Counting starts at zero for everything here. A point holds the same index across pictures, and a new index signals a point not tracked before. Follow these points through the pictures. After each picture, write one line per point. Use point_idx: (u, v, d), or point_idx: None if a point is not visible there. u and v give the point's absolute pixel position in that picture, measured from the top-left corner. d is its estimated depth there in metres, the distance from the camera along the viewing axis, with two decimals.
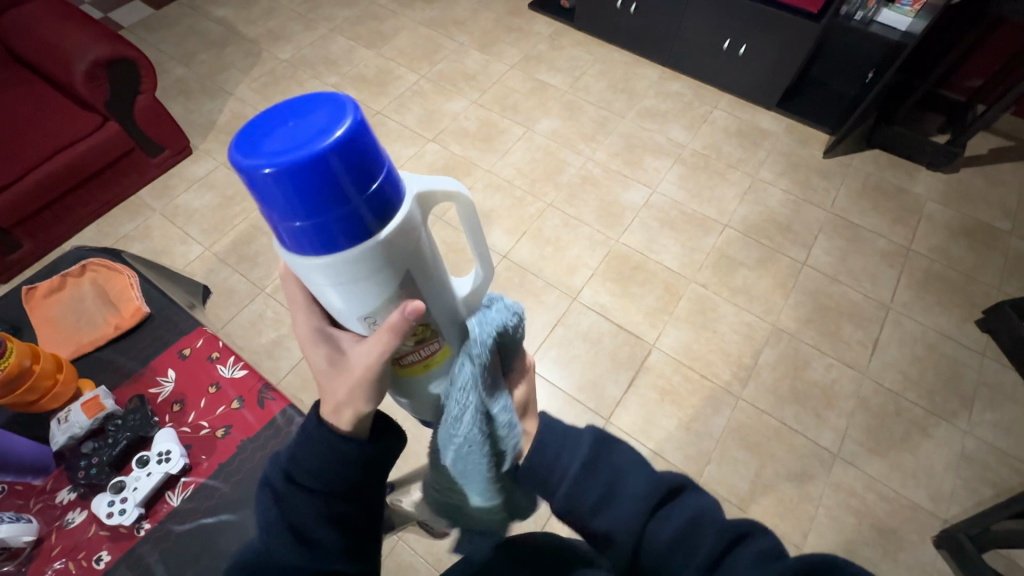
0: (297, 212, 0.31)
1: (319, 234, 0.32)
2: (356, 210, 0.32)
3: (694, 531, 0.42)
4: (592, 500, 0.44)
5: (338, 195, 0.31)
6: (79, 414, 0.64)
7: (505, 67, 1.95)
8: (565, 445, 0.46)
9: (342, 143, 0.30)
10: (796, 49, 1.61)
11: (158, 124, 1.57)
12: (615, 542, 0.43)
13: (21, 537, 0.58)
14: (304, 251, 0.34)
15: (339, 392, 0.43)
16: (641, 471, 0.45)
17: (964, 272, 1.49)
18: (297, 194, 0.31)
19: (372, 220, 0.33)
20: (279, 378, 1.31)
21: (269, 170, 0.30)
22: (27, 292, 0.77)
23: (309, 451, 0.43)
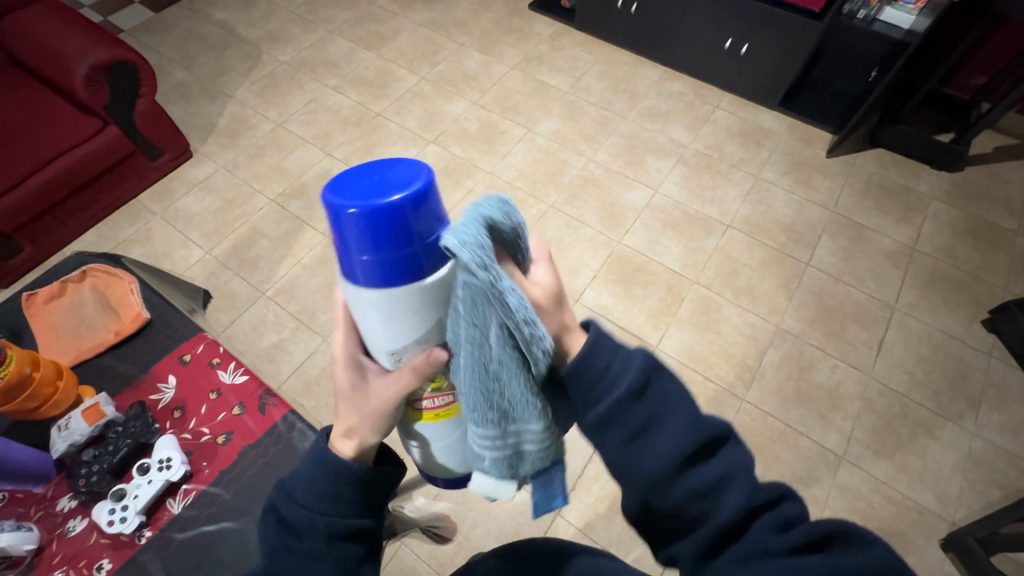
0: (366, 247, 0.33)
1: (383, 271, 0.34)
2: (417, 253, 0.33)
3: (725, 484, 0.41)
4: (626, 431, 0.43)
5: (406, 238, 0.33)
6: (79, 422, 0.64)
7: (505, 68, 1.95)
8: (615, 363, 0.43)
9: (416, 199, 0.32)
10: (798, 48, 1.60)
11: (159, 128, 1.57)
12: (641, 474, 0.42)
13: (21, 546, 0.58)
14: (362, 284, 0.35)
15: (355, 421, 0.44)
16: (685, 411, 0.43)
17: (969, 272, 1.48)
18: (373, 233, 0.32)
19: (428, 266, 0.34)
20: (280, 382, 1.30)
21: (354, 210, 0.31)
22: (27, 298, 0.76)
23: (311, 474, 0.44)
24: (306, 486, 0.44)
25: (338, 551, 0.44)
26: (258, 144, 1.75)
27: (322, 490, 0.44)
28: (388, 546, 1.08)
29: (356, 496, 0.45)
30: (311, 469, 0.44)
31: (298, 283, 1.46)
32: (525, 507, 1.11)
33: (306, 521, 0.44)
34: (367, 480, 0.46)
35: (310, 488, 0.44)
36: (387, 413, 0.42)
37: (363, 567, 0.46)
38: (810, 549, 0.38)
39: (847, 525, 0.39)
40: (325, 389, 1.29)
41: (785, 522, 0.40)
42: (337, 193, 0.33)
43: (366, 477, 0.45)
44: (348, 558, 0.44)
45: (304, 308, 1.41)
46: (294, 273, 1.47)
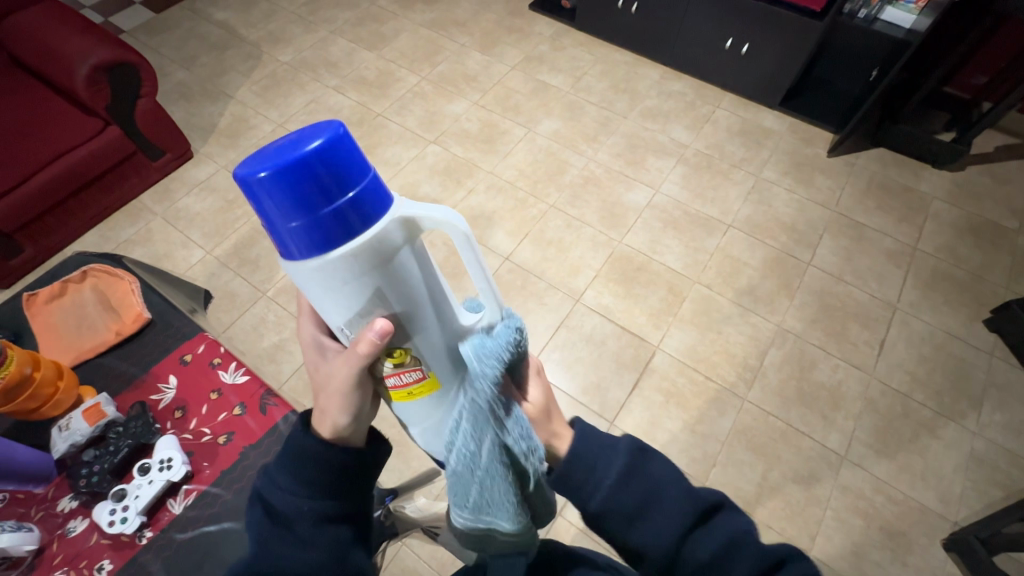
0: (289, 214, 0.33)
1: (311, 234, 0.34)
2: (341, 209, 0.33)
3: (728, 553, 0.43)
4: (627, 516, 0.44)
5: (327, 194, 0.33)
6: (80, 422, 0.63)
7: (506, 68, 1.95)
8: (602, 453, 0.45)
9: (323, 152, 0.32)
10: (799, 47, 1.60)
11: (159, 128, 1.57)
12: (649, 556, 0.44)
13: (22, 546, 0.58)
14: (296, 255, 0.35)
15: (324, 401, 0.44)
16: (674, 485, 0.45)
17: (971, 271, 1.47)
18: (292, 196, 0.32)
19: (358, 221, 0.34)
20: (281, 383, 1.30)
21: (265, 173, 0.32)
22: (28, 298, 0.76)
23: (297, 462, 0.44)
24: (294, 475, 0.44)
25: (328, 535, 0.44)
26: (259, 144, 1.75)
27: (309, 476, 0.44)
28: (389, 547, 1.08)
29: (343, 480, 0.46)
30: (296, 457, 0.44)
31: (299, 283, 1.46)
32: None
33: (295, 509, 0.44)
34: (351, 463, 0.46)
35: (296, 476, 0.44)
36: (350, 386, 0.42)
37: (355, 551, 0.46)
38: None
39: None
40: None
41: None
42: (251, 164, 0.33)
43: (351, 461, 0.46)
44: (341, 543, 0.45)
45: None
46: None
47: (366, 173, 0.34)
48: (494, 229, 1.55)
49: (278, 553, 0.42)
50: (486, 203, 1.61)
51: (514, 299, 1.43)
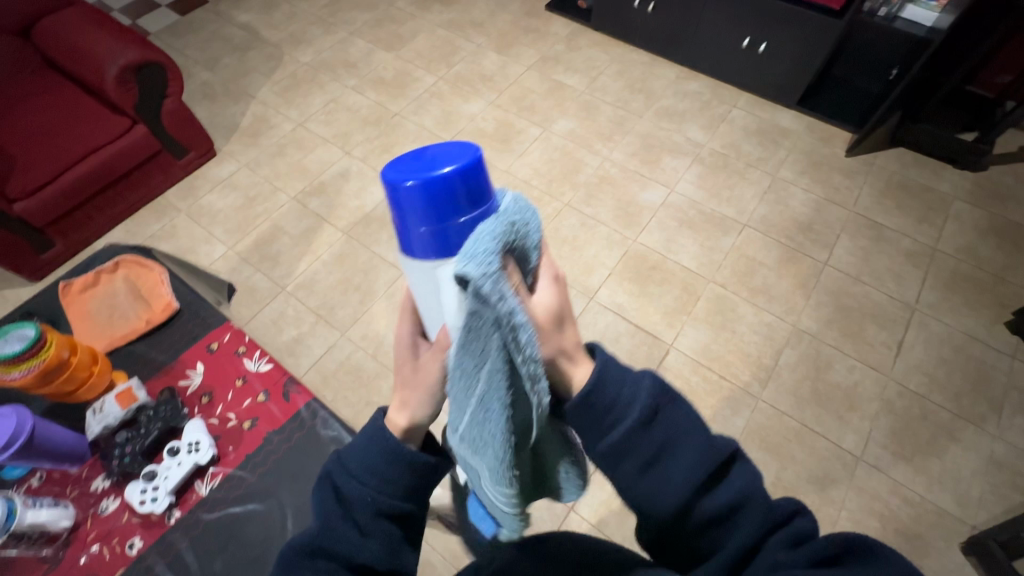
0: (422, 220, 0.37)
1: (436, 241, 0.37)
2: (463, 223, 0.37)
3: (739, 506, 0.43)
4: (642, 459, 0.43)
5: (453, 210, 0.36)
6: (114, 405, 0.66)
7: (523, 68, 1.96)
8: (621, 396, 0.43)
9: (459, 174, 0.36)
10: (817, 46, 1.59)
11: (185, 127, 1.61)
12: (658, 506, 0.43)
13: (58, 522, 0.61)
14: (417, 256, 0.38)
15: (403, 393, 0.45)
16: (694, 436, 0.44)
17: (993, 272, 1.45)
18: (430, 207, 0.36)
19: (471, 238, 0.37)
20: (300, 375, 1.33)
21: (411, 183, 0.36)
22: (65, 286, 0.80)
23: (372, 453, 0.45)
24: (369, 464, 0.45)
25: (385, 529, 0.46)
26: (279, 143, 1.79)
27: (383, 468, 0.45)
28: None
29: (414, 482, 0.47)
30: (372, 442, 0.46)
31: (317, 279, 1.48)
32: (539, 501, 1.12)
33: (359, 494, 0.45)
34: (420, 464, 0.47)
35: (373, 467, 0.45)
36: (436, 377, 0.44)
37: (403, 550, 0.47)
38: (833, 563, 0.40)
39: (858, 541, 0.40)
40: (344, 382, 1.32)
41: (799, 538, 0.42)
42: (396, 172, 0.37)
43: (424, 465, 0.47)
44: (392, 539, 0.46)
45: (322, 304, 1.44)
46: (313, 269, 1.50)
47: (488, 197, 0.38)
48: None
49: (338, 532, 0.44)
50: None
51: None
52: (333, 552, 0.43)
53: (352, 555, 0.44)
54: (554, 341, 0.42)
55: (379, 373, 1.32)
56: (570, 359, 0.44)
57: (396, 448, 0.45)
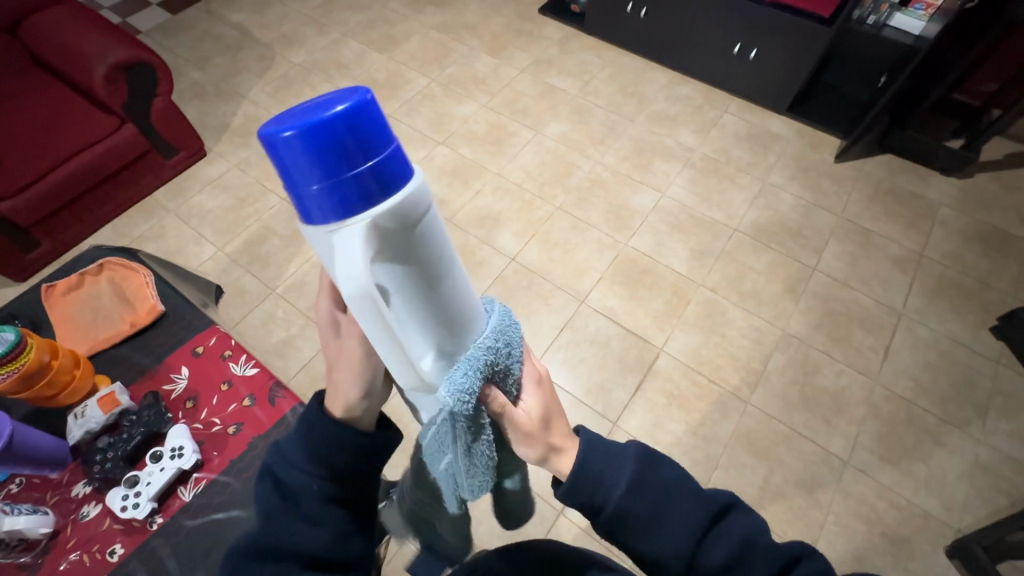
0: (312, 175, 0.29)
1: (332, 200, 0.29)
2: (362, 176, 0.29)
3: (743, 553, 0.43)
4: (642, 523, 0.44)
5: (347, 161, 0.29)
6: (96, 409, 0.65)
7: (515, 71, 1.96)
8: (610, 463, 0.45)
9: (351, 117, 0.28)
10: (807, 53, 1.60)
11: (174, 126, 1.60)
12: (667, 566, 0.44)
13: (38, 529, 0.60)
14: (314, 220, 0.31)
15: (336, 375, 0.45)
16: (688, 491, 0.45)
17: (978, 278, 1.47)
18: (316, 161, 0.28)
19: (376, 191, 0.30)
20: (289, 378, 1.32)
21: (291, 134, 0.28)
22: (47, 289, 0.79)
23: (310, 442, 0.45)
24: (310, 454, 0.45)
25: (334, 516, 0.46)
26: None
27: (326, 456, 0.45)
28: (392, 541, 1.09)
29: (356, 464, 0.47)
30: (309, 431, 0.45)
31: (307, 280, 1.48)
32: (528, 505, 1.12)
33: (301, 484, 0.45)
34: (363, 445, 0.47)
35: (313, 456, 0.45)
36: (364, 355, 0.43)
37: (354, 536, 0.47)
38: None
39: None
40: None
41: None
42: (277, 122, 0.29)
43: (367, 444, 0.47)
44: (341, 525, 0.46)
45: (313, 306, 1.43)
46: (304, 271, 1.49)
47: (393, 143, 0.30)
48: (501, 230, 1.57)
49: (285, 530, 0.43)
50: (494, 204, 1.63)
51: (519, 299, 1.44)
52: (282, 551, 0.43)
53: (301, 549, 0.43)
54: (540, 444, 0.46)
55: None
56: (558, 450, 0.47)
57: (336, 433, 0.45)
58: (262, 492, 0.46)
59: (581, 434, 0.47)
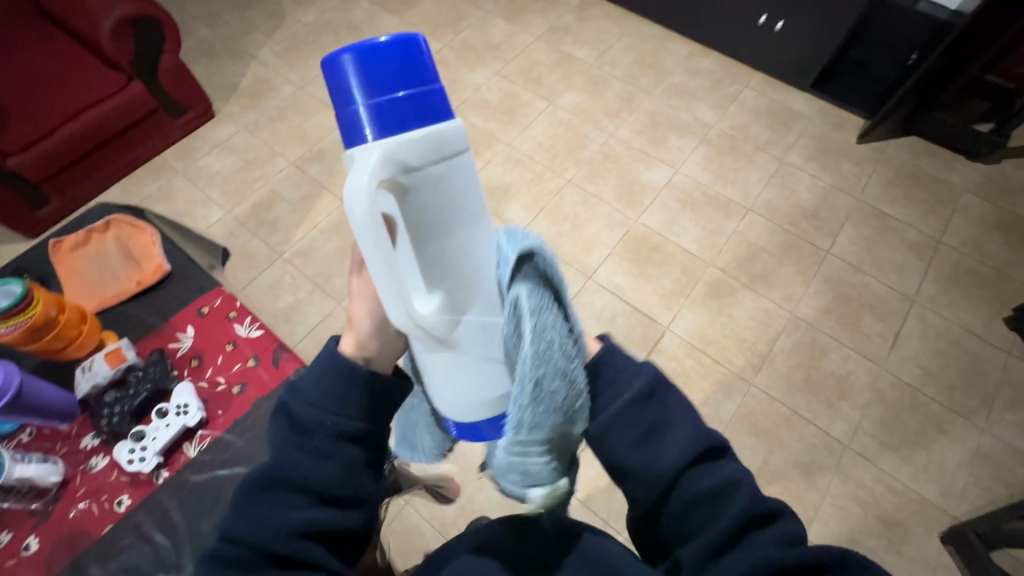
0: (355, 95, 0.34)
1: (366, 121, 0.34)
2: (399, 101, 0.34)
3: (729, 490, 0.43)
4: (637, 429, 0.45)
5: (382, 87, 0.34)
6: (102, 364, 0.67)
7: (531, 38, 1.90)
8: (621, 376, 0.46)
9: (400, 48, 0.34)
10: (836, 26, 1.53)
11: (182, 85, 1.57)
12: (644, 476, 0.44)
13: (48, 477, 0.61)
14: (348, 142, 0.35)
15: (355, 313, 0.46)
16: (688, 423, 0.46)
17: (996, 267, 1.43)
18: (364, 79, 0.34)
19: (411, 118, 0.34)
20: (294, 343, 1.33)
21: (346, 56, 0.34)
22: (54, 245, 0.79)
23: (325, 376, 0.45)
24: (324, 389, 0.44)
25: (345, 452, 0.44)
26: (279, 106, 1.75)
27: (335, 391, 0.44)
28: (394, 504, 1.12)
29: (368, 401, 0.46)
30: (329, 367, 0.45)
31: (314, 247, 1.47)
32: None
33: (313, 419, 0.44)
34: (377, 385, 0.46)
35: (326, 391, 0.44)
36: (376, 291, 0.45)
37: (365, 473, 0.46)
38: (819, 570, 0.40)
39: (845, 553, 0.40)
40: None
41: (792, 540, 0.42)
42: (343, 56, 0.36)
43: (382, 382, 0.46)
44: (353, 462, 0.45)
45: (319, 272, 1.43)
46: (311, 236, 1.49)
47: (432, 86, 0.35)
48: (509, 202, 1.55)
49: (294, 461, 0.43)
50: (503, 175, 1.61)
51: None
52: (291, 482, 0.42)
53: (313, 480, 0.43)
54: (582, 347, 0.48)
55: None
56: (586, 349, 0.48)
57: (347, 368, 0.45)
58: (272, 429, 0.45)
59: (607, 340, 0.48)
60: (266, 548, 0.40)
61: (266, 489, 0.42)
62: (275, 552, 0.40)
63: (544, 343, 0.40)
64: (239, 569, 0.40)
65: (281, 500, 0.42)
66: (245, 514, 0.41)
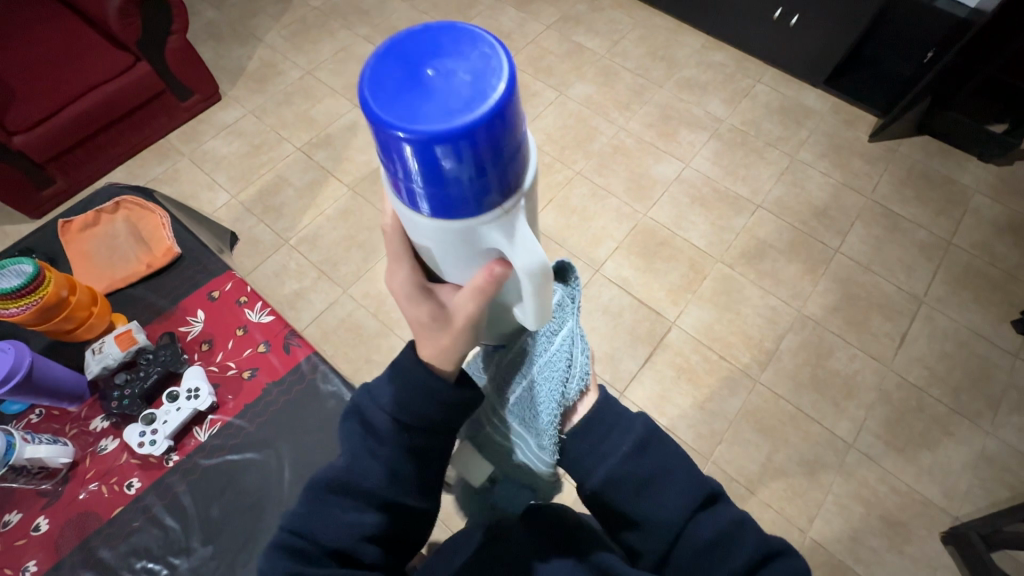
0: (432, 178, 0.28)
1: (455, 200, 0.29)
2: (491, 180, 0.29)
3: (733, 533, 0.44)
4: (637, 484, 0.44)
5: (475, 158, 0.27)
6: (112, 346, 0.66)
7: (542, 27, 1.88)
8: (618, 424, 0.46)
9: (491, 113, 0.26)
10: (851, 22, 1.51)
11: (189, 67, 1.55)
12: (650, 527, 0.44)
13: (57, 459, 0.61)
14: (435, 216, 0.31)
15: (445, 342, 0.40)
16: (687, 469, 0.46)
17: (1005, 270, 1.43)
18: (441, 163, 0.27)
19: (500, 191, 0.30)
20: (300, 329, 1.33)
21: (403, 134, 0.26)
22: (63, 225, 0.78)
23: (400, 388, 0.43)
24: (395, 402, 0.43)
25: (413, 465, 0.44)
26: (286, 91, 1.73)
27: (410, 405, 0.43)
28: None
29: (442, 419, 0.44)
30: (400, 379, 0.43)
31: (321, 233, 1.46)
32: None
33: (383, 432, 0.44)
34: (452, 402, 0.43)
35: (401, 403, 0.43)
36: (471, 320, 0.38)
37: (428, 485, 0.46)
38: None
39: None
40: (345, 339, 1.32)
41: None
42: (391, 106, 0.27)
43: (449, 398, 0.43)
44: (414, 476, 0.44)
45: (325, 259, 1.42)
46: (318, 223, 1.48)
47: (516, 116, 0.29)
48: None
49: (363, 470, 0.43)
50: None
51: None
52: (357, 490, 0.43)
53: (377, 491, 0.43)
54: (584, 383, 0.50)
55: (380, 332, 1.32)
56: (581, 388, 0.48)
57: (426, 384, 0.42)
58: (347, 429, 0.45)
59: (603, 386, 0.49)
60: (333, 547, 0.43)
61: (336, 490, 0.44)
62: (341, 551, 0.43)
63: (546, 328, 0.45)
64: (306, 562, 0.42)
65: (347, 505, 0.43)
66: (315, 511, 0.43)
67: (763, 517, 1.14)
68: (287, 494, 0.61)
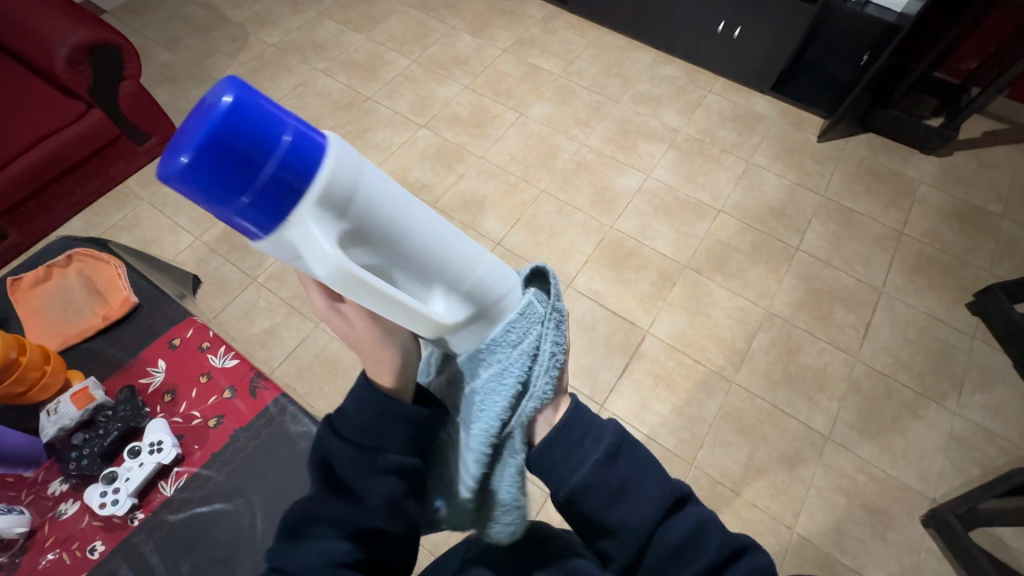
0: (220, 195, 0.27)
1: (259, 214, 0.28)
2: (271, 176, 0.28)
3: (700, 534, 0.45)
4: (608, 492, 0.45)
5: (240, 176, 0.27)
6: (68, 406, 0.63)
7: (498, 51, 1.93)
8: (590, 434, 0.46)
9: (228, 111, 0.27)
10: (790, 31, 1.59)
11: (144, 112, 1.54)
12: (622, 532, 0.46)
13: (14, 529, 0.58)
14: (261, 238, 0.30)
15: (367, 357, 0.43)
16: (654, 474, 0.47)
17: (956, 256, 1.49)
18: (213, 180, 0.27)
19: (297, 186, 0.28)
20: (273, 368, 1.30)
21: (183, 160, 0.26)
22: (11, 283, 0.76)
23: (356, 411, 0.45)
24: (351, 425, 0.45)
25: (377, 487, 0.45)
26: None
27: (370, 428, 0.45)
28: None
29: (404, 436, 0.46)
30: (356, 403, 0.44)
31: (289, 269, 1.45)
32: None
33: (344, 456, 0.45)
34: (414, 419, 0.45)
35: (363, 428, 0.45)
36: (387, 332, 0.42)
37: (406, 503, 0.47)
38: None
39: None
40: (319, 373, 1.30)
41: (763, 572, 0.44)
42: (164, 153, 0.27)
43: (410, 416, 0.45)
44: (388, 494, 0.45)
45: (296, 294, 1.41)
46: None
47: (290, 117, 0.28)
48: (485, 215, 1.55)
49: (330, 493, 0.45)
50: (478, 188, 1.61)
51: None
52: (327, 516, 0.45)
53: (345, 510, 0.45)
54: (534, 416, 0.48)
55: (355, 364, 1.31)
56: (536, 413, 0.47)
57: (385, 407, 0.44)
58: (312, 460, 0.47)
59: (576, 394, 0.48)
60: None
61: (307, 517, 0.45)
62: None
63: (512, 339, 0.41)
64: None
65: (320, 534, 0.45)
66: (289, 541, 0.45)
67: (750, 517, 1.15)
68: (261, 545, 0.59)
